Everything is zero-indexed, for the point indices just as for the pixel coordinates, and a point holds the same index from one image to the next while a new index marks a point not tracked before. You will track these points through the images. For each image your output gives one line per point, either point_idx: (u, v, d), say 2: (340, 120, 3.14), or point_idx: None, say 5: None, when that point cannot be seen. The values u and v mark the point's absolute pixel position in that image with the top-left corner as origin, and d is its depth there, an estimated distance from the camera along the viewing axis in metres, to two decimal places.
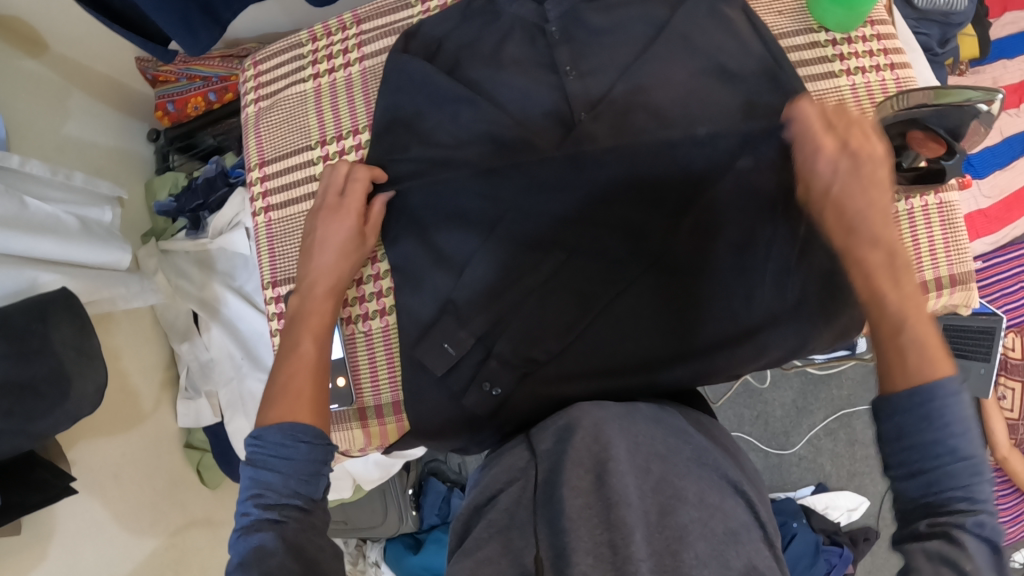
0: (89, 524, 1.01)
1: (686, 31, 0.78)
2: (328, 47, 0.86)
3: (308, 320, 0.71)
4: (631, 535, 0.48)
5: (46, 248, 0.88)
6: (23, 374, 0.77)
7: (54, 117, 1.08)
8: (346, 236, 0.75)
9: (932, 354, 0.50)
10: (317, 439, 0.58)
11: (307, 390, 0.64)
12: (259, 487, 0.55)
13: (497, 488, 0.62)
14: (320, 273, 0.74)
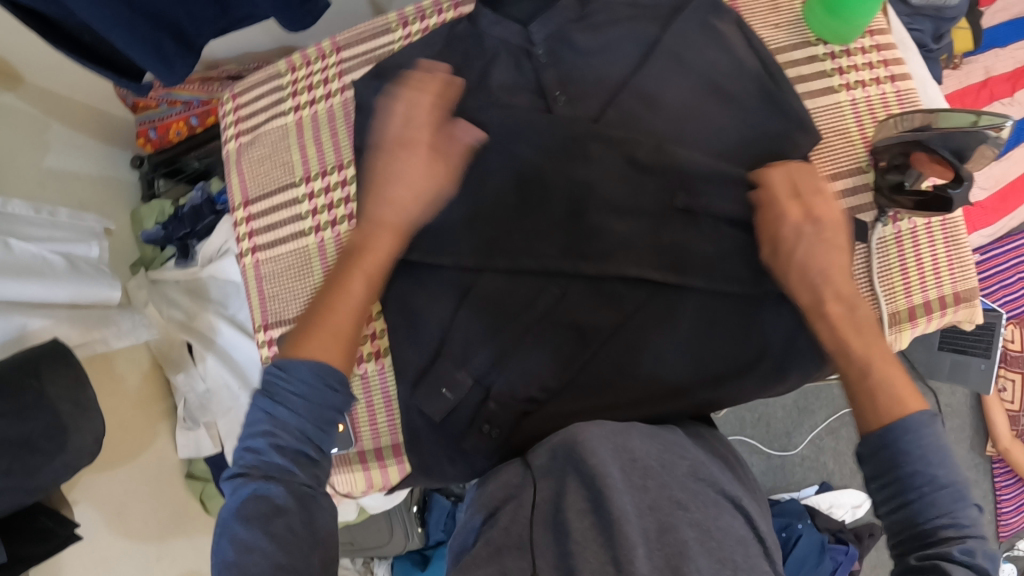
0: (97, 565, 1.00)
1: (679, 50, 0.75)
2: (307, 78, 0.82)
3: (363, 258, 0.64)
4: (634, 552, 0.48)
5: (34, 291, 0.87)
6: (18, 432, 0.76)
7: (35, 153, 1.05)
8: (428, 173, 0.67)
9: (908, 393, 0.57)
10: (341, 387, 0.55)
11: (345, 327, 0.60)
12: (273, 424, 0.54)
13: (495, 505, 0.62)
14: (386, 210, 0.65)
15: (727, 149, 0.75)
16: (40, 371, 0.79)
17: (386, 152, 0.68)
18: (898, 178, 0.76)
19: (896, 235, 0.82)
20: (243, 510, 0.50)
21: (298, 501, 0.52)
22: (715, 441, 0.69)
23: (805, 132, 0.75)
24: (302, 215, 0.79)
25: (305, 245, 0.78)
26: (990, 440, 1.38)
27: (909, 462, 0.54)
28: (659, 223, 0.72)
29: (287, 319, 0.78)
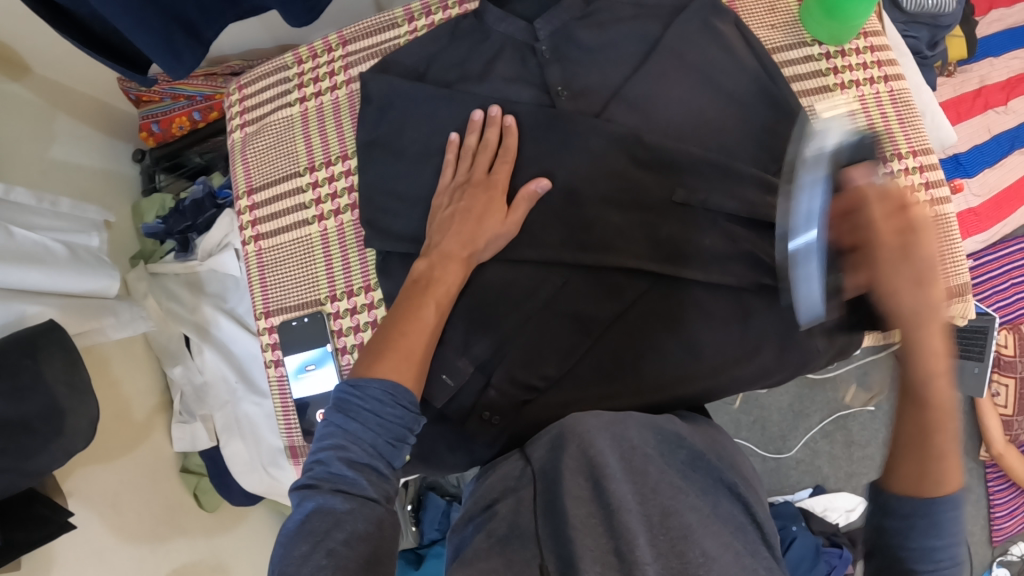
0: (91, 555, 0.98)
1: (679, 48, 0.76)
2: (314, 70, 0.82)
3: (434, 287, 0.67)
4: (635, 542, 0.48)
5: (33, 278, 0.87)
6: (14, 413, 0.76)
7: (40, 142, 1.06)
8: (493, 204, 0.70)
9: (949, 459, 0.50)
10: (412, 406, 0.57)
11: (414, 353, 0.62)
12: (344, 438, 0.54)
13: (494, 497, 0.62)
14: (448, 239, 0.69)
15: (727, 145, 0.76)
16: (37, 354, 0.79)
17: (444, 196, 0.72)
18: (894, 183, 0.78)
19: None
20: (309, 521, 0.49)
21: (364, 514, 0.50)
22: (709, 425, 0.70)
23: (802, 128, 0.76)
24: (306, 204, 0.80)
25: (309, 233, 0.79)
26: (983, 445, 1.39)
27: (917, 534, 0.50)
28: (657, 215, 0.73)
29: (289, 305, 0.78)
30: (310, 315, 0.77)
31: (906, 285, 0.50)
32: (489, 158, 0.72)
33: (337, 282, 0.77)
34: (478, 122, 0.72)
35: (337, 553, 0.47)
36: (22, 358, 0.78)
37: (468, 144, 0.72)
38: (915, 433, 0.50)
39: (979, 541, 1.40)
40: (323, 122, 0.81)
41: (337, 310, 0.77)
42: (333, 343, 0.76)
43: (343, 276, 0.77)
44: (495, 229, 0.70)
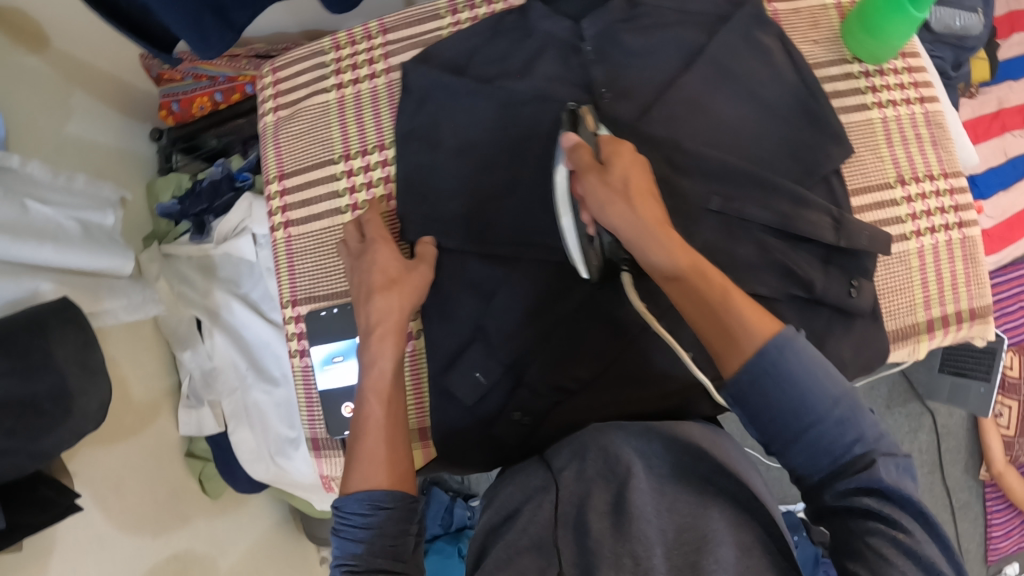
0: (90, 541, 0.96)
1: (724, 58, 0.76)
2: (352, 56, 0.81)
3: (373, 374, 0.64)
4: (651, 554, 0.49)
5: (45, 255, 0.85)
6: (24, 392, 0.74)
7: (56, 116, 1.04)
8: (391, 261, 0.70)
9: (758, 321, 0.52)
10: (393, 501, 0.56)
11: (382, 453, 0.59)
12: (349, 557, 0.55)
13: (516, 506, 0.62)
14: (378, 309, 0.66)
15: (766, 157, 0.76)
16: (49, 333, 0.76)
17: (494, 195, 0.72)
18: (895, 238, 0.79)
19: (919, 250, 0.84)
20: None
21: None
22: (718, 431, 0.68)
23: (838, 144, 0.77)
24: (339, 192, 0.79)
25: (341, 222, 0.78)
26: (984, 464, 1.40)
27: (790, 409, 0.49)
28: (688, 225, 0.74)
29: (318, 295, 0.77)
30: (340, 305, 0.76)
31: (616, 205, 0.58)
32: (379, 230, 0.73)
33: None
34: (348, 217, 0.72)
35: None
36: (35, 334, 0.75)
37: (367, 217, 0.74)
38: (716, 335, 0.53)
39: (975, 559, 1.42)
40: (361, 110, 0.80)
41: None
42: None
43: None
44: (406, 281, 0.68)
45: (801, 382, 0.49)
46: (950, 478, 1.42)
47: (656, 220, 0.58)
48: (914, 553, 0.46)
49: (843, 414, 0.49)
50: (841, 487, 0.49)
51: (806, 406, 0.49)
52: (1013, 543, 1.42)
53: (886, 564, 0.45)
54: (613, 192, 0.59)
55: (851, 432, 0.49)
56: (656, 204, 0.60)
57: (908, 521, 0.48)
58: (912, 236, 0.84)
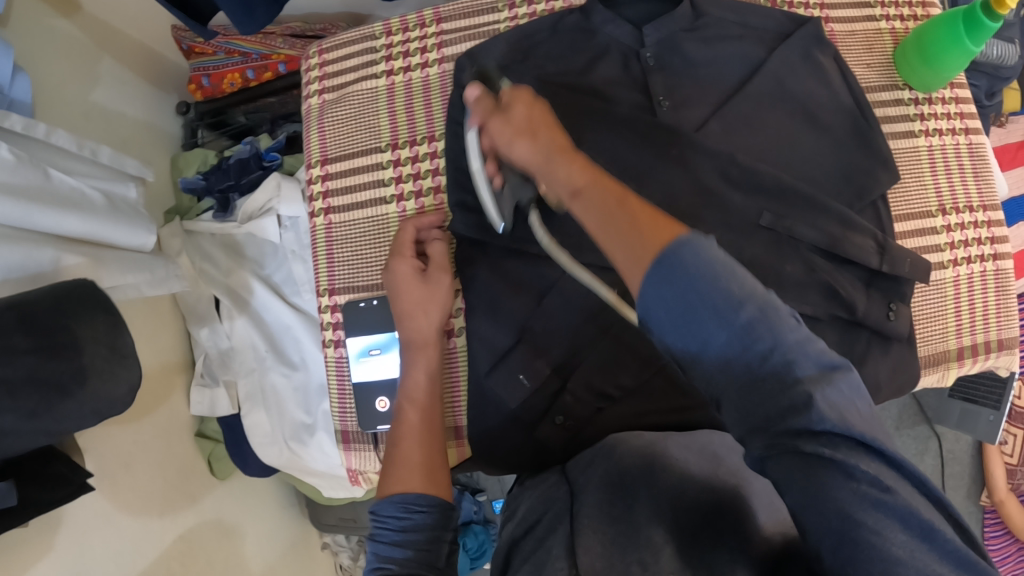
0: (97, 519, 0.94)
1: (780, 75, 0.76)
2: (404, 43, 0.80)
3: (409, 387, 0.69)
4: (657, 549, 0.51)
5: (71, 225, 0.83)
6: (49, 372, 0.71)
7: (84, 83, 1.01)
8: (411, 276, 0.70)
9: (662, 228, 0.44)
10: (430, 507, 0.58)
11: (416, 458, 0.64)
12: (386, 560, 0.56)
13: (537, 515, 0.61)
14: (409, 325, 0.70)
15: (818, 178, 0.76)
16: (71, 313, 0.75)
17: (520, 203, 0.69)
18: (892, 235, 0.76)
19: (955, 279, 0.84)
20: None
21: None
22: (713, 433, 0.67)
23: (885, 169, 0.77)
24: (385, 181, 0.78)
25: (385, 213, 0.77)
26: (985, 490, 1.41)
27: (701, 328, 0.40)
28: (737, 239, 0.73)
29: (357, 285, 0.76)
30: (380, 297, 0.75)
31: (521, 141, 0.57)
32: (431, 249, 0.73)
33: None
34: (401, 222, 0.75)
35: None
36: (58, 316, 0.73)
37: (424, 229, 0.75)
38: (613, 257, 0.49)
39: None
40: (409, 101, 0.79)
41: None
42: None
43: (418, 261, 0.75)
44: (426, 295, 0.71)
45: (705, 291, 0.40)
46: (951, 503, 1.43)
47: (545, 148, 0.55)
48: (888, 506, 0.38)
49: (755, 327, 0.40)
50: (777, 426, 0.39)
51: (705, 321, 0.40)
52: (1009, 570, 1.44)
53: (857, 528, 0.38)
54: (506, 131, 0.59)
55: (777, 358, 0.40)
56: (554, 129, 0.58)
57: (875, 464, 0.39)
58: (949, 266, 0.84)
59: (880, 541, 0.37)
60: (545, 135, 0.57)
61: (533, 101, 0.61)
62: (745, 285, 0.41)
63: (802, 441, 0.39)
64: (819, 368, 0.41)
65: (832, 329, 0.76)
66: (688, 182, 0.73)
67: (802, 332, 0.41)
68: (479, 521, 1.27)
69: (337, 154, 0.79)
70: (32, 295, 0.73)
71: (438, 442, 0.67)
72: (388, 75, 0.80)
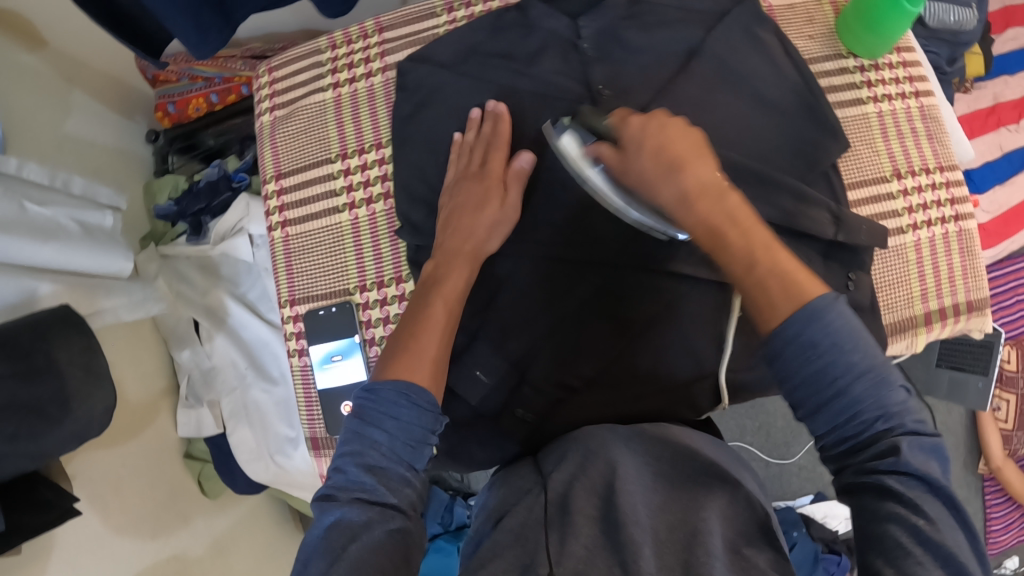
0: (89, 541, 0.96)
1: (723, 55, 0.74)
2: (349, 55, 0.81)
3: (442, 286, 0.66)
4: (639, 552, 0.48)
5: (44, 255, 0.85)
6: (28, 396, 0.73)
7: (55, 115, 1.03)
8: (474, 191, 0.70)
9: (789, 285, 0.48)
10: (429, 406, 0.56)
11: (432, 354, 0.61)
12: (364, 444, 0.54)
13: (506, 509, 0.61)
14: (454, 233, 0.69)
15: (770, 155, 0.74)
16: (52, 337, 0.75)
17: (452, 196, 0.71)
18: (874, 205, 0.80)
19: (916, 244, 0.83)
20: (326, 536, 0.49)
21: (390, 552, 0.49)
22: (704, 438, 0.65)
23: (835, 140, 0.75)
24: (336, 191, 0.79)
25: (339, 221, 0.78)
26: (982, 458, 1.40)
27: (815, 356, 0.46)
28: None
29: (315, 294, 0.77)
30: (338, 304, 0.76)
31: (654, 186, 0.55)
32: (482, 153, 0.71)
33: (367, 272, 0.76)
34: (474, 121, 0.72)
35: (355, 558, 0.47)
36: (37, 341, 0.75)
37: (466, 141, 0.72)
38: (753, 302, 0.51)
39: None
40: (357, 111, 0.80)
41: (366, 301, 0.76)
42: (361, 334, 0.76)
43: (373, 265, 0.76)
44: (477, 214, 0.69)
45: (834, 348, 0.45)
46: (949, 474, 1.42)
47: (686, 195, 0.53)
48: (931, 541, 0.43)
49: (865, 392, 0.45)
50: (866, 463, 0.46)
51: (830, 371, 0.45)
52: (1013, 538, 1.42)
53: (905, 555, 0.42)
54: (644, 171, 0.55)
55: (873, 409, 0.46)
56: (704, 154, 0.54)
57: (934, 506, 0.45)
58: (909, 230, 0.83)
59: (923, 570, 0.42)
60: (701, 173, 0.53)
61: (642, 128, 0.56)
62: (867, 358, 0.46)
63: (878, 476, 0.46)
64: (913, 427, 0.46)
65: None
66: None
67: (896, 381, 0.46)
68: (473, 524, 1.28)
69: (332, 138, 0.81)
70: (9, 324, 0.73)
71: (445, 353, 0.63)
72: (336, 87, 0.81)
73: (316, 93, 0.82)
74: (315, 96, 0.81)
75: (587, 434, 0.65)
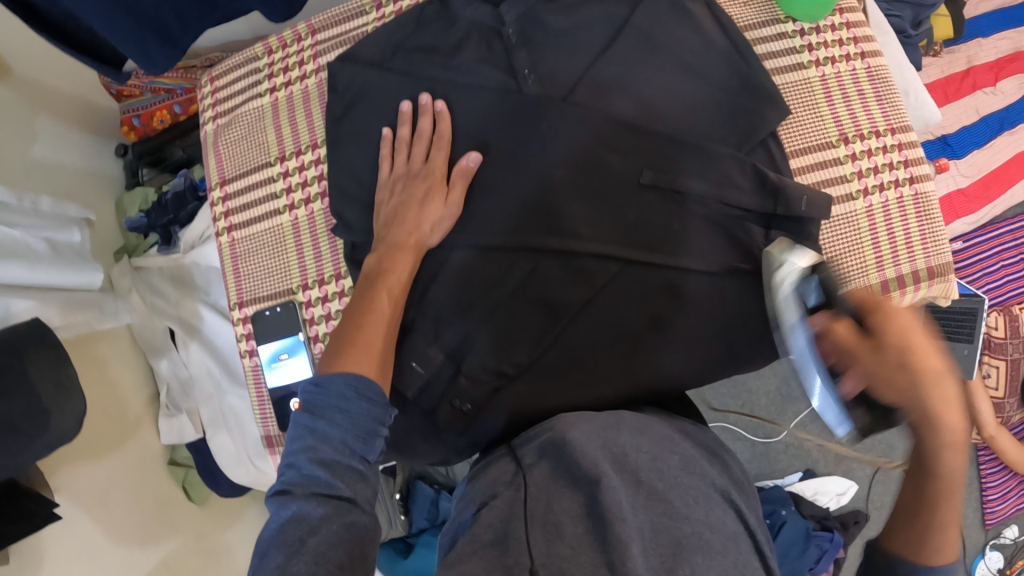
0: (79, 551, 0.98)
1: (648, 29, 0.74)
2: (284, 60, 0.83)
3: (387, 277, 0.66)
4: (628, 551, 0.43)
5: (18, 272, 0.86)
6: None
7: (20, 140, 1.04)
8: (416, 186, 0.70)
9: (947, 540, 0.53)
10: (378, 398, 0.55)
11: (378, 347, 0.61)
12: (314, 439, 0.52)
13: (488, 496, 0.55)
14: (396, 231, 0.69)
15: (703, 128, 0.73)
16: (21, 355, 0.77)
17: (385, 190, 0.72)
18: (831, 172, 0.79)
19: (867, 210, 0.79)
20: (283, 530, 0.48)
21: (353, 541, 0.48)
22: (671, 430, 0.60)
23: (773, 106, 0.73)
24: (277, 193, 0.80)
25: (280, 223, 0.80)
26: (975, 428, 1.38)
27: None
28: (620, 199, 0.71)
29: (262, 295, 0.79)
30: (282, 304, 0.78)
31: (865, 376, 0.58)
32: (423, 148, 0.72)
33: (308, 271, 0.78)
34: (408, 113, 0.72)
35: (315, 550, 0.46)
36: (7, 358, 0.75)
37: (401, 136, 0.73)
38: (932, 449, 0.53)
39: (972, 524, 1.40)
40: (293, 114, 0.81)
41: (309, 299, 0.78)
42: (305, 332, 0.78)
43: (314, 264, 0.78)
44: (417, 211, 0.69)
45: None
46: None
47: (923, 400, 0.53)
48: None
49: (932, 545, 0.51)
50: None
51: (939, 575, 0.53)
52: (1011, 507, 1.39)
53: None
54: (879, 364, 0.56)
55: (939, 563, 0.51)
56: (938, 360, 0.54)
57: None
58: (859, 197, 0.79)
59: None
60: (937, 381, 0.53)
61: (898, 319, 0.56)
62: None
63: None
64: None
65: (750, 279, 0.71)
66: (553, 146, 0.72)
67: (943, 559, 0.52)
68: None
69: (269, 138, 0.81)
70: None
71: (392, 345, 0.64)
72: (273, 92, 0.83)
73: (254, 100, 0.83)
74: (255, 103, 0.83)
75: (557, 421, 0.61)
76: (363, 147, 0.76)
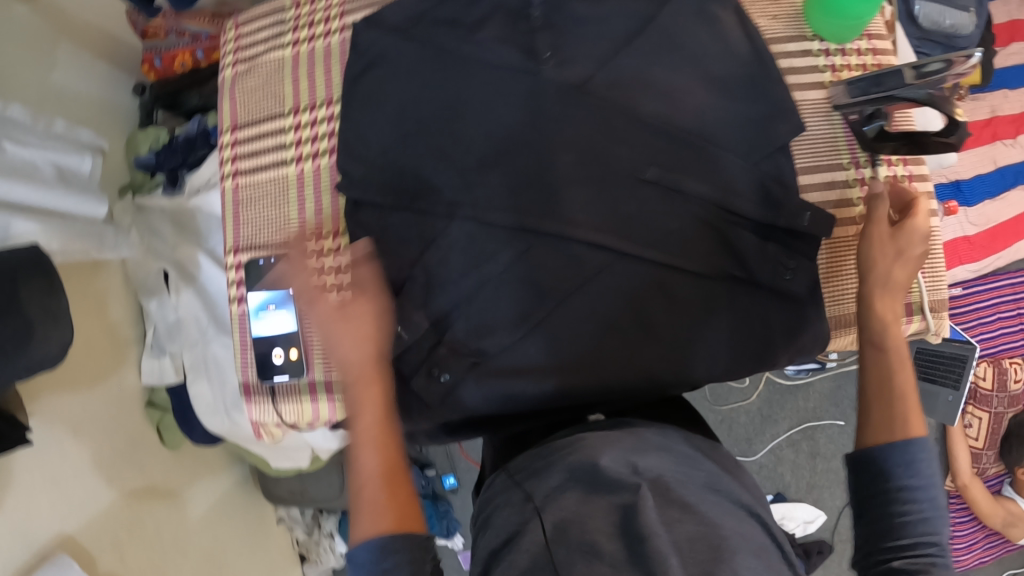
0: (46, 479, 0.97)
1: (673, 28, 0.73)
2: (310, 14, 0.83)
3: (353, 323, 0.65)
4: (668, 562, 0.42)
5: (21, 193, 0.86)
6: None
7: (41, 65, 1.04)
8: None
9: None
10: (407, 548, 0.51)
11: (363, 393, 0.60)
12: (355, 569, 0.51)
13: (517, 526, 0.49)
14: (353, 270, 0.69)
15: (717, 132, 0.73)
16: (13, 276, 0.76)
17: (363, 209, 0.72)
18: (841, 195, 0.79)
19: None
20: None
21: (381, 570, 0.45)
22: (690, 449, 0.58)
23: (787, 119, 0.73)
24: (286, 145, 0.81)
25: (285, 173, 0.80)
26: (950, 475, 1.40)
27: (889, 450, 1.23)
28: (624, 191, 0.71)
29: (258, 243, 0.80)
30: (277, 254, 0.79)
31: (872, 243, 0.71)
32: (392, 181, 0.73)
33: (306, 225, 0.79)
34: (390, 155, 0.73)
35: None
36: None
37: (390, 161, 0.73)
38: (878, 392, 0.61)
39: None
40: (313, 68, 0.81)
41: None
42: None
43: (314, 219, 0.78)
44: None
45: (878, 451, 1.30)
46: None
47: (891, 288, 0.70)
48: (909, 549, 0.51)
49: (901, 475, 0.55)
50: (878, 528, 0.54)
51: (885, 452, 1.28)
52: (973, 558, 1.41)
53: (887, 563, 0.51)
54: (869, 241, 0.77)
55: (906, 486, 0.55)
56: None
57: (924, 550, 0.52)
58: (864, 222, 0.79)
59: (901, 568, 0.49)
60: None
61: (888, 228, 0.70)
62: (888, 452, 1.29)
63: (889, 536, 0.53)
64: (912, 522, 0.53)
65: (741, 287, 0.72)
66: (568, 132, 0.72)
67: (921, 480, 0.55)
68: (427, 495, 1.35)
69: (286, 89, 0.82)
70: None
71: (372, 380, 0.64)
72: (295, 44, 0.83)
73: (275, 50, 0.83)
74: (276, 53, 0.83)
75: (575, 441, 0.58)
76: (379, 109, 0.76)
